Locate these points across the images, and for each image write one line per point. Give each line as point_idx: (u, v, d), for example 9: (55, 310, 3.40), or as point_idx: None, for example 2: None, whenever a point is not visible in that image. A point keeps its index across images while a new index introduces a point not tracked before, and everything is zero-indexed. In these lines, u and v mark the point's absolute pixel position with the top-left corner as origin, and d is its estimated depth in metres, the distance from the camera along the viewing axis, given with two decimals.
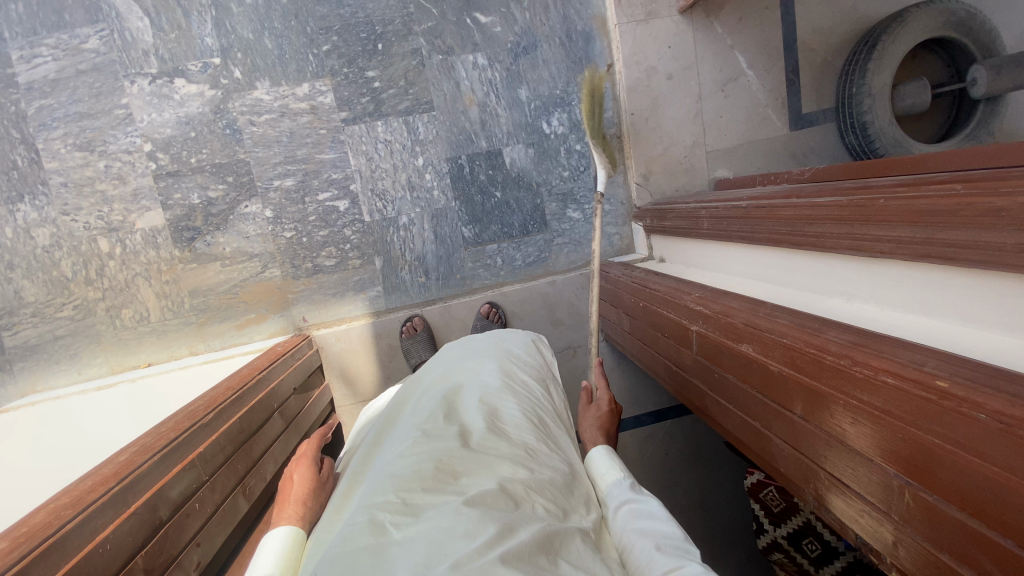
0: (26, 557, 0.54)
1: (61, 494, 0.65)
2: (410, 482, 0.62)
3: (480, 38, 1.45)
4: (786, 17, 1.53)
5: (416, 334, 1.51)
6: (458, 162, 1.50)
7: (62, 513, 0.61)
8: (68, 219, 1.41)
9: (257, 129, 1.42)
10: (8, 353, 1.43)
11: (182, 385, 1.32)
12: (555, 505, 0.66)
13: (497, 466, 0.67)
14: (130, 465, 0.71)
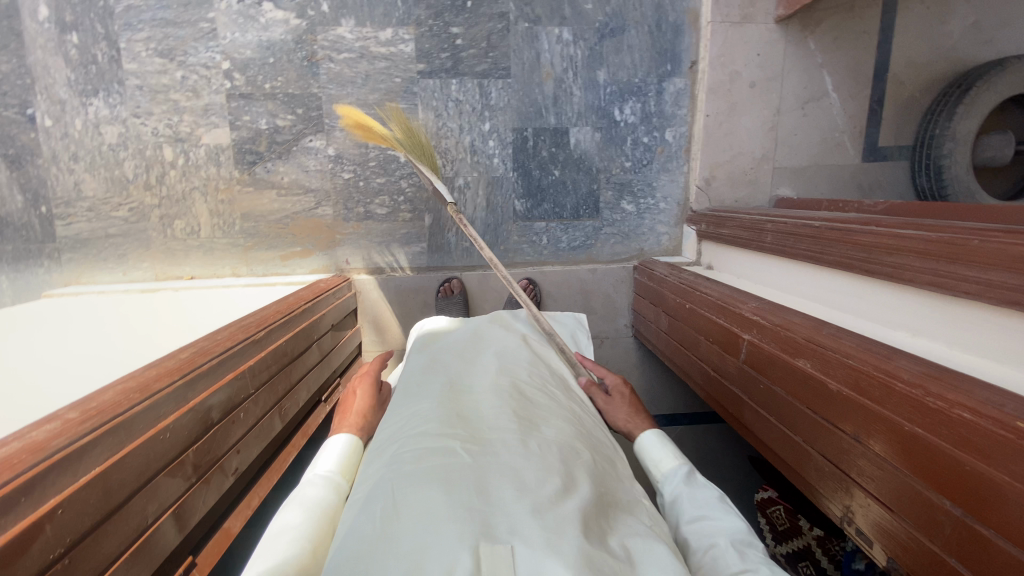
0: (98, 430, 0.55)
1: (128, 379, 0.67)
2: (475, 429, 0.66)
3: (570, 13, 1.43)
4: (881, 46, 1.49)
5: (452, 296, 1.52)
6: (524, 134, 1.49)
7: (131, 395, 0.62)
8: (137, 122, 1.43)
9: (335, 66, 1.42)
10: (59, 242, 1.49)
11: (225, 301, 1.36)
12: (609, 467, 0.70)
13: (554, 426, 0.73)
14: (191, 364, 0.74)
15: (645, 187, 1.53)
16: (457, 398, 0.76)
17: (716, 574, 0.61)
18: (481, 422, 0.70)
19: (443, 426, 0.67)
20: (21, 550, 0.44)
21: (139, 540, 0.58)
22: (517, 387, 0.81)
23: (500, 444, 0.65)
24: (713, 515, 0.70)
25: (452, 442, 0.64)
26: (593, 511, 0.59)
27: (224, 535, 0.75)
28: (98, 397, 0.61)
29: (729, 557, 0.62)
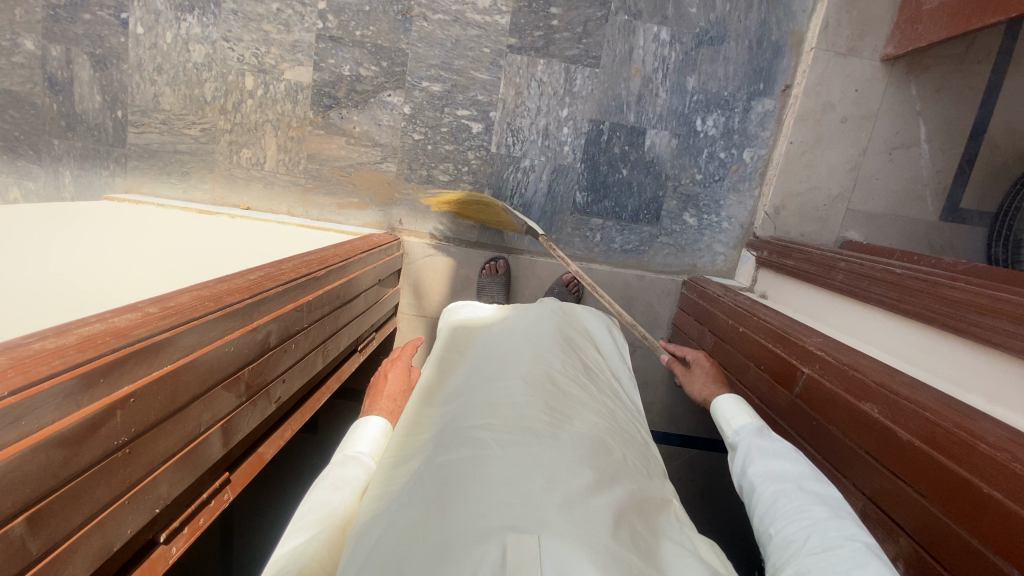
0: (178, 326, 0.55)
1: (202, 287, 0.67)
2: (510, 416, 0.65)
3: (672, 14, 1.40)
4: (983, 106, 1.41)
5: (496, 276, 1.50)
6: (600, 127, 1.46)
7: (206, 302, 0.62)
8: (225, 46, 1.44)
9: (427, 25, 1.41)
10: (128, 148, 1.51)
11: (279, 235, 1.37)
12: (636, 465, 0.68)
13: (580, 416, 0.71)
14: (260, 285, 0.73)
15: (711, 204, 1.50)
16: (481, 387, 0.75)
17: (778, 516, 0.63)
18: (503, 405, 0.68)
19: (467, 421, 0.66)
20: (99, 427, 0.44)
21: (192, 444, 0.58)
22: (543, 371, 0.79)
23: (523, 431, 0.63)
24: (785, 462, 0.70)
25: (475, 433, 0.62)
26: (624, 508, 0.57)
27: (257, 460, 0.75)
28: (177, 297, 0.61)
29: (797, 506, 0.63)
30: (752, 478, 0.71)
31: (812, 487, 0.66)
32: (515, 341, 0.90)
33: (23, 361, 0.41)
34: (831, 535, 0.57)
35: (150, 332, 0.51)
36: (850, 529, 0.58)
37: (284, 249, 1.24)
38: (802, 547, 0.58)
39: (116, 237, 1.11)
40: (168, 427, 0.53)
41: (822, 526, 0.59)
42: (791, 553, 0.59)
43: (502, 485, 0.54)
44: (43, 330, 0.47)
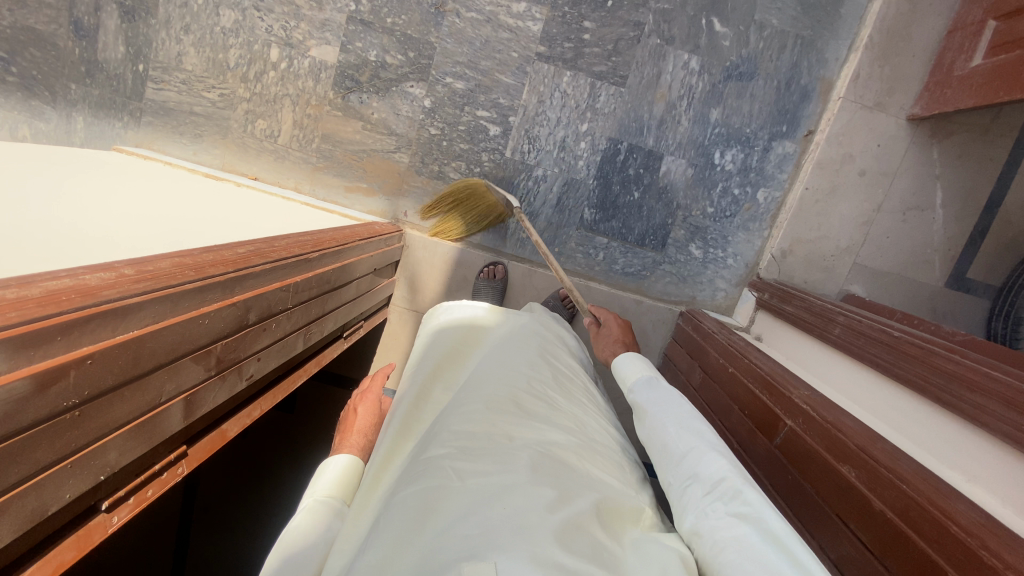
0: (151, 292, 0.53)
1: (187, 253, 0.65)
2: (467, 442, 0.64)
3: (705, 43, 1.38)
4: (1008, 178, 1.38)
5: (492, 281, 1.49)
6: (617, 146, 1.45)
7: (186, 270, 0.60)
8: (255, 15, 1.43)
9: (459, 22, 1.40)
10: (144, 103, 1.50)
11: (281, 210, 1.36)
12: (610, 480, 0.67)
13: (549, 430, 0.70)
14: (247, 260, 0.72)
15: (718, 238, 1.49)
16: (448, 408, 0.74)
17: (670, 461, 0.70)
18: (467, 426, 0.67)
19: (431, 447, 0.65)
20: (49, 385, 0.43)
21: (150, 413, 0.56)
22: (515, 385, 0.78)
23: (486, 455, 0.62)
24: (671, 406, 0.79)
25: (435, 460, 0.61)
26: (591, 523, 0.56)
27: (218, 436, 0.73)
28: (157, 261, 0.59)
29: (683, 443, 0.71)
30: (647, 428, 0.79)
31: (696, 424, 0.73)
32: (487, 356, 0.89)
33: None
34: (713, 469, 0.65)
35: (120, 294, 0.50)
36: (716, 461, 0.65)
37: (284, 225, 1.23)
38: (694, 490, 0.64)
39: (117, 190, 1.10)
40: (125, 393, 0.52)
41: (705, 459, 0.66)
42: (687, 494, 0.65)
43: (463, 516, 0.53)
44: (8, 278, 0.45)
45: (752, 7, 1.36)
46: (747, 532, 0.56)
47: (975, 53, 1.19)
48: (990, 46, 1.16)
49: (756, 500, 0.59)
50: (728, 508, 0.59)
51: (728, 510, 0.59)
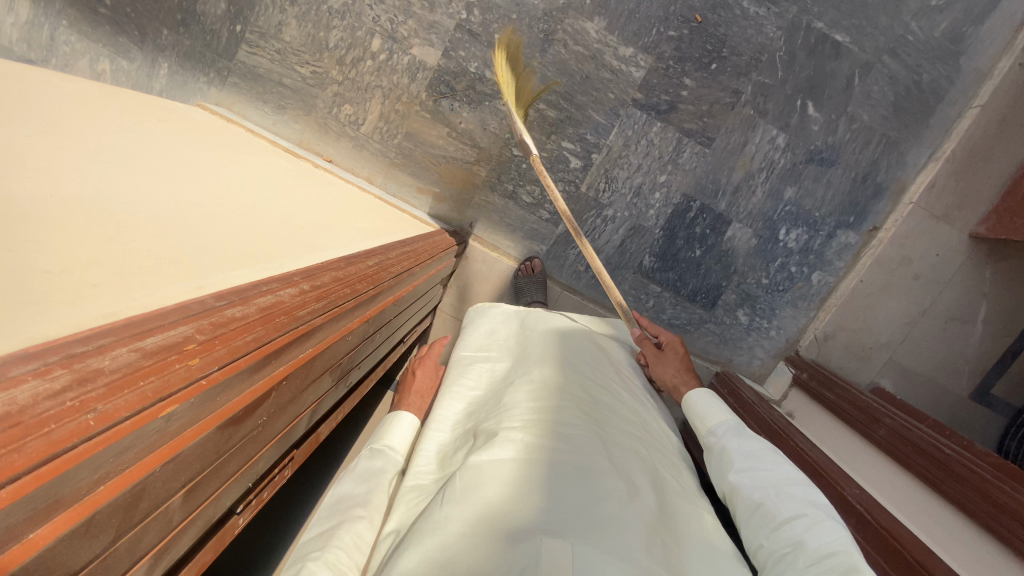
0: (324, 315, 0.57)
1: (332, 264, 0.68)
2: (539, 428, 0.72)
3: (795, 124, 1.42)
4: None
5: (532, 275, 1.48)
6: (689, 203, 1.48)
7: (342, 289, 0.63)
8: (365, 2, 1.42)
9: (564, 52, 1.41)
10: (233, 64, 1.49)
11: (357, 198, 1.37)
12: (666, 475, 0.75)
13: (615, 430, 0.77)
14: (377, 277, 0.75)
15: (766, 309, 1.53)
16: (517, 392, 0.81)
17: (769, 520, 0.68)
18: (534, 410, 0.76)
19: (502, 421, 0.75)
20: (259, 406, 0.45)
21: (293, 424, 0.58)
22: (579, 380, 0.86)
23: (554, 435, 0.71)
24: (763, 463, 0.76)
25: (506, 433, 0.70)
26: (657, 526, 0.64)
27: (316, 441, 0.74)
28: (319, 275, 0.62)
29: (783, 505, 0.68)
30: (733, 479, 0.76)
31: (797, 487, 0.71)
32: (547, 342, 0.97)
33: (225, 330, 0.42)
34: (824, 539, 0.63)
35: (309, 316, 0.53)
36: (834, 532, 0.64)
37: (366, 218, 1.23)
38: (794, 558, 0.62)
39: (214, 144, 1.08)
40: (291, 405, 0.54)
41: (811, 526, 0.64)
42: (788, 562, 0.63)
43: (535, 490, 0.62)
44: (226, 290, 0.47)
45: (847, 99, 1.40)
46: None
47: None
48: None
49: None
50: None
51: None
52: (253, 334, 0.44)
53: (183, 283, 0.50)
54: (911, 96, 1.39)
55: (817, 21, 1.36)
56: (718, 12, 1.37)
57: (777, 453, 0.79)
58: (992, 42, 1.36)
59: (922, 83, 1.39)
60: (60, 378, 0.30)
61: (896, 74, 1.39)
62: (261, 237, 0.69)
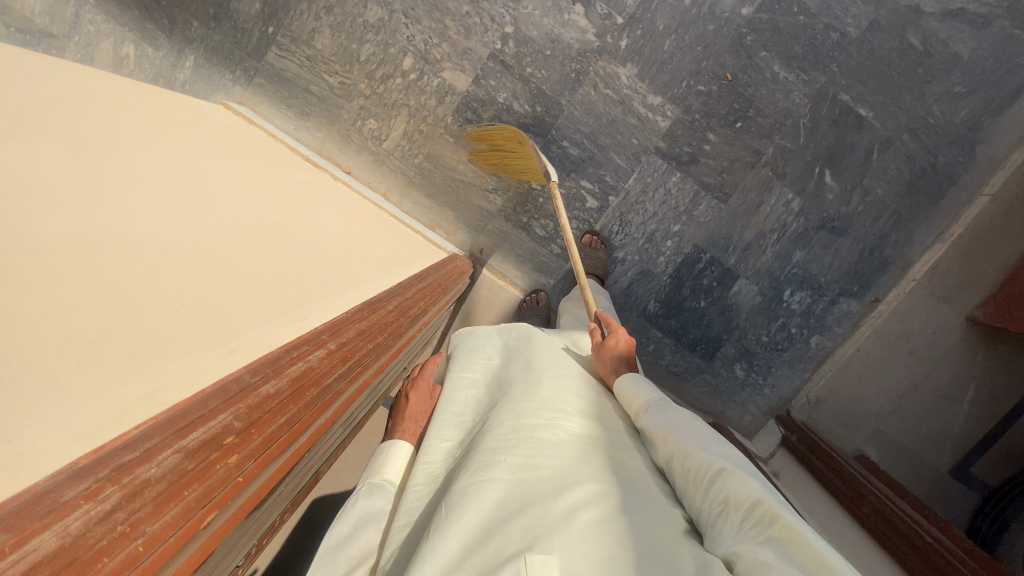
0: (344, 377, 0.64)
1: (353, 316, 0.73)
2: (515, 449, 0.74)
3: (811, 190, 1.44)
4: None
5: (536, 307, 1.47)
6: (699, 255, 1.50)
7: (361, 348, 0.70)
8: (401, 20, 1.41)
9: (593, 94, 1.42)
10: (260, 64, 1.48)
11: (374, 213, 1.36)
12: (654, 474, 0.76)
13: (599, 442, 0.78)
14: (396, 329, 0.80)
15: (763, 366, 1.55)
16: (492, 414, 0.84)
17: (699, 482, 0.69)
18: (514, 428, 0.78)
19: (486, 444, 0.77)
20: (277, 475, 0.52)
21: (303, 478, 0.64)
22: (553, 390, 0.87)
23: (534, 460, 0.73)
24: (683, 426, 0.77)
25: (488, 460, 0.73)
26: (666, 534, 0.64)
27: (312, 481, 0.73)
28: (343, 331, 0.67)
29: (700, 467, 0.70)
30: (665, 454, 0.77)
31: (712, 445, 0.73)
32: (524, 353, 0.98)
33: (257, 416, 0.48)
34: (741, 486, 0.64)
35: (326, 385, 0.60)
36: (750, 482, 0.64)
37: (385, 235, 1.23)
38: (724, 521, 0.64)
39: (242, 151, 1.08)
40: (306, 459, 0.60)
41: (723, 479, 0.66)
42: (720, 526, 0.64)
43: (522, 515, 0.65)
44: (259, 363, 0.53)
45: (864, 172, 1.43)
46: (792, 562, 0.57)
47: None
48: None
49: (796, 527, 0.59)
50: (768, 536, 0.59)
51: (769, 538, 0.59)
52: (279, 415, 0.51)
53: (209, 350, 0.50)
54: (925, 176, 1.42)
55: (843, 94, 1.39)
56: (748, 73, 1.39)
57: (696, 420, 0.80)
58: (1009, 134, 1.39)
59: (937, 165, 1.42)
60: (112, 495, 0.34)
61: (914, 154, 1.41)
62: (281, 279, 0.69)
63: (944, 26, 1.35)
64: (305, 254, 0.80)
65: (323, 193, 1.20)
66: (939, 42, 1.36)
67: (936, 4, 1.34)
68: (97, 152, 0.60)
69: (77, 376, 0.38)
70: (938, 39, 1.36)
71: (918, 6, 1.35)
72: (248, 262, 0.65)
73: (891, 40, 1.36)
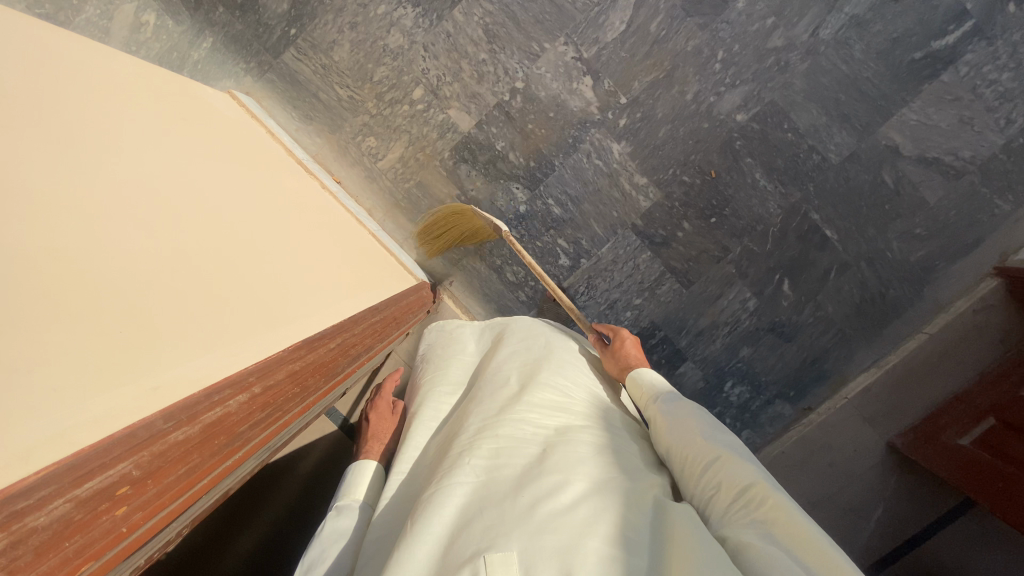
0: (257, 424, 0.70)
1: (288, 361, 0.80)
2: (480, 450, 0.77)
3: (768, 294, 1.52)
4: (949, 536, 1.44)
5: None
6: (653, 332, 1.56)
7: (281, 394, 0.77)
8: (420, 53, 1.47)
9: (585, 161, 1.50)
10: (274, 61, 1.51)
11: (349, 231, 1.40)
12: (624, 467, 0.77)
13: (568, 434, 0.80)
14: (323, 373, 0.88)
15: None
16: (461, 420, 0.88)
17: (717, 487, 0.72)
18: (478, 432, 0.81)
19: (453, 449, 0.80)
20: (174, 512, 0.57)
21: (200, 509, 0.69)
22: (523, 387, 0.90)
23: (496, 458, 0.75)
24: (704, 431, 0.79)
25: (455, 463, 0.76)
26: (628, 524, 0.66)
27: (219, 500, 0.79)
28: (275, 373, 0.76)
29: (724, 470, 0.72)
30: (678, 452, 0.79)
31: (733, 452, 0.75)
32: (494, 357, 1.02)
33: (156, 467, 0.54)
34: (764, 503, 0.67)
35: (237, 434, 0.66)
36: (766, 493, 0.68)
37: (351, 257, 1.26)
38: (741, 522, 0.67)
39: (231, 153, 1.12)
40: (202, 499, 0.65)
41: (749, 493, 0.69)
42: (736, 526, 0.67)
43: (486, 510, 0.67)
44: (176, 408, 0.58)
45: (820, 288, 1.51)
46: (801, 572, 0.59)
47: (964, 435, 1.38)
48: (978, 435, 1.36)
49: (815, 542, 0.61)
50: (781, 548, 0.62)
51: (780, 549, 0.62)
52: (182, 464, 0.57)
53: (132, 384, 0.54)
54: (874, 303, 1.51)
55: (813, 213, 1.47)
56: (731, 174, 1.47)
57: (713, 420, 0.83)
58: (956, 281, 1.48)
59: (887, 295, 1.51)
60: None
61: (868, 281, 1.50)
62: (225, 310, 0.74)
63: (917, 170, 1.44)
64: (260, 281, 0.85)
65: (304, 207, 1.24)
66: (910, 184, 1.45)
67: (914, 149, 1.44)
68: (80, 158, 0.64)
69: (6, 400, 0.42)
70: (909, 181, 1.45)
71: (897, 147, 1.44)
72: (198, 290, 0.70)
73: (866, 173, 1.46)
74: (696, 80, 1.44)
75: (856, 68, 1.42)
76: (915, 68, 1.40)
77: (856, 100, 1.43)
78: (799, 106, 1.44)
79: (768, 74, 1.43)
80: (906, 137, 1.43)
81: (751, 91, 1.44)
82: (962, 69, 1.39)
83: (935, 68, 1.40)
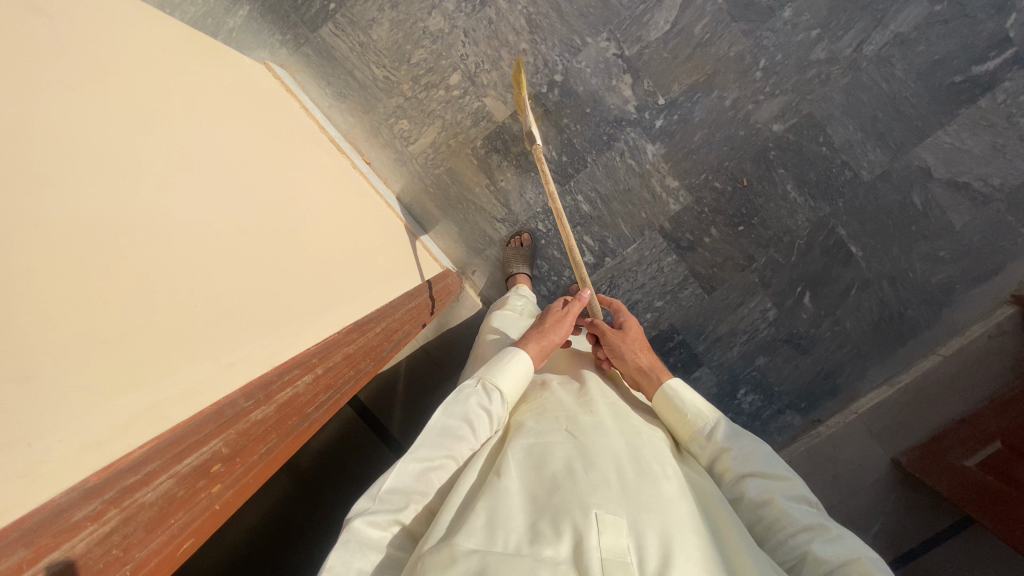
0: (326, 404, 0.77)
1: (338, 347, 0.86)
2: (572, 424, 0.79)
3: (788, 305, 1.53)
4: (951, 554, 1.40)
5: None
6: (672, 335, 1.57)
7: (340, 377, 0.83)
8: (460, 38, 1.45)
9: (618, 160, 1.49)
10: (311, 35, 1.48)
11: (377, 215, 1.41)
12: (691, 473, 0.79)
13: (645, 432, 0.83)
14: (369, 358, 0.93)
15: None
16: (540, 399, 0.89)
17: (780, 529, 0.71)
18: (566, 410, 0.83)
19: (540, 420, 0.81)
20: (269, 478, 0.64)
21: None
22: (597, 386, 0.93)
23: (591, 431, 0.77)
24: (762, 471, 0.77)
25: (547, 431, 0.77)
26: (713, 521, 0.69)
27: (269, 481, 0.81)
28: (332, 356, 0.83)
29: (788, 517, 0.71)
30: (735, 489, 0.78)
31: (794, 495, 0.74)
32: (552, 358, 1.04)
33: (240, 443, 0.60)
34: (836, 552, 0.65)
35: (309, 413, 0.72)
36: (835, 545, 0.66)
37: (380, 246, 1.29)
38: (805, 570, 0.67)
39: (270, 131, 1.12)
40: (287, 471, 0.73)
41: (818, 542, 0.67)
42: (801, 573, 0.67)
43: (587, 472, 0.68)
44: (254, 388, 0.66)
45: (840, 303, 1.52)
46: None
47: (969, 457, 1.37)
48: (984, 458, 1.35)
49: None
50: None
51: None
52: (263, 441, 0.63)
53: (185, 376, 0.59)
54: (891, 322, 1.53)
55: (840, 228, 1.48)
56: (763, 184, 1.47)
57: (766, 452, 0.80)
58: (973, 305, 1.50)
59: (905, 315, 1.53)
60: (109, 517, 0.45)
61: (888, 300, 1.52)
62: (266, 303, 0.78)
63: (946, 193, 1.45)
64: (297, 269, 0.90)
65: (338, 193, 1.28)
66: (938, 207, 1.46)
67: (945, 172, 1.44)
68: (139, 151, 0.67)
69: (82, 390, 0.47)
70: (937, 204, 1.46)
71: (928, 169, 1.45)
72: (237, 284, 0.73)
73: (896, 192, 1.46)
74: (736, 87, 1.44)
75: (896, 87, 1.42)
76: (954, 91, 1.40)
77: (893, 119, 1.43)
78: (836, 121, 1.44)
79: (809, 86, 1.42)
80: (939, 160, 1.44)
81: (789, 102, 1.43)
82: (1000, 96, 1.39)
83: (973, 93, 1.40)
